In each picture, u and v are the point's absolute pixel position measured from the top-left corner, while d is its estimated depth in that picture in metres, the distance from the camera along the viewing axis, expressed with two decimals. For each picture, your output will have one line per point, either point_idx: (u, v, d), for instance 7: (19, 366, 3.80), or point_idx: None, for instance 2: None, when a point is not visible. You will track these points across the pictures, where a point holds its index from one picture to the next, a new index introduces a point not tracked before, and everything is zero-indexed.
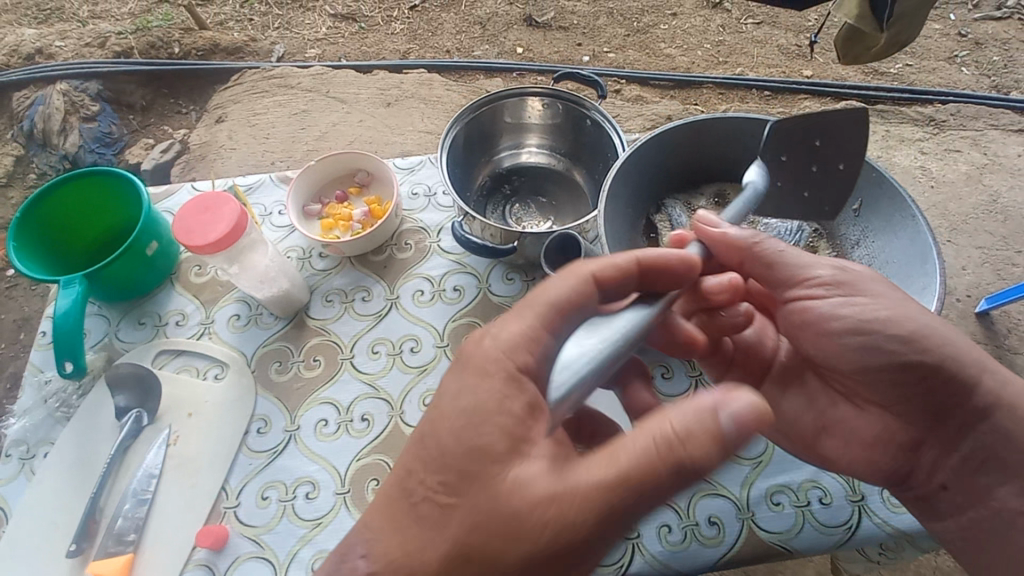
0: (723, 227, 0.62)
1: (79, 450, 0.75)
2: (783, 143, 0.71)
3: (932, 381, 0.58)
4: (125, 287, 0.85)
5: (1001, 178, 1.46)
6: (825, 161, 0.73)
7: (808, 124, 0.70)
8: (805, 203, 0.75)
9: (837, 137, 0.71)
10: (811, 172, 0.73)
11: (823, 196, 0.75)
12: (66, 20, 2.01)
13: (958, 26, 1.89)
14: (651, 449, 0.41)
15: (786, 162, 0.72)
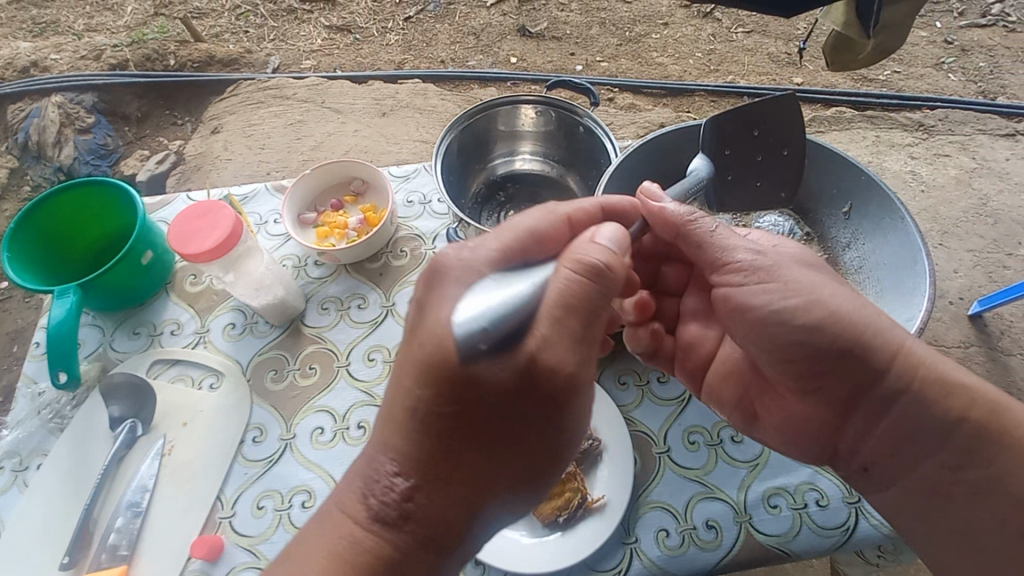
0: (665, 201, 0.63)
1: (72, 461, 0.74)
2: (726, 137, 0.76)
3: (844, 361, 0.56)
4: (120, 297, 0.85)
5: (990, 182, 1.48)
6: (767, 151, 0.78)
7: (747, 116, 0.76)
8: (757, 190, 0.79)
9: (772, 125, 0.76)
10: (756, 161, 0.78)
11: (774, 183, 0.79)
12: (62, 33, 2.02)
13: (944, 33, 1.92)
14: (570, 292, 0.45)
15: (731, 154, 0.77)
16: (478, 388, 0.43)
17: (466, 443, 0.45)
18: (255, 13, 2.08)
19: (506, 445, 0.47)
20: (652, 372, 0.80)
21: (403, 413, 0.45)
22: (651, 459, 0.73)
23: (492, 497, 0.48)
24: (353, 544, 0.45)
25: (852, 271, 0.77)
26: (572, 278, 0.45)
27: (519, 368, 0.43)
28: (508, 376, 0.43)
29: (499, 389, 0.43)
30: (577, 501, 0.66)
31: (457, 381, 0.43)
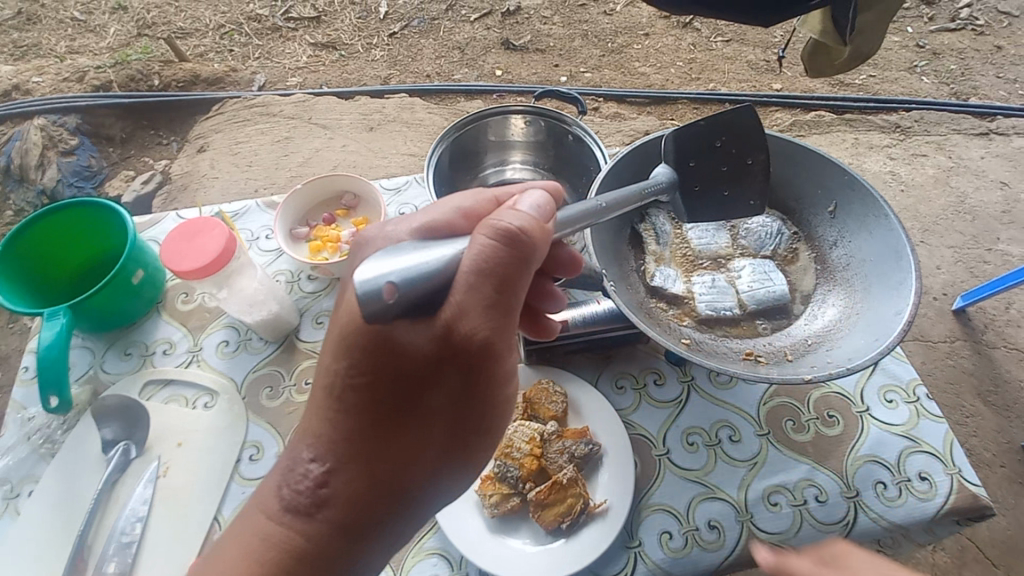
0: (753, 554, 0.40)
1: (65, 486, 0.72)
2: (689, 151, 0.76)
3: None
4: (111, 318, 0.84)
5: (967, 180, 1.53)
6: (732, 160, 0.76)
7: (708, 127, 0.74)
8: (727, 198, 0.78)
9: (737, 136, 0.75)
10: (721, 172, 0.77)
11: (743, 191, 0.78)
12: (43, 55, 2.00)
13: (916, 38, 1.98)
14: (470, 263, 0.41)
15: (696, 167, 0.76)
16: (394, 355, 0.43)
17: (386, 415, 0.45)
18: (239, 32, 2.08)
19: (426, 419, 0.46)
20: (649, 375, 0.80)
21: (322, 401, 0.47)
22: (652, 462, 0.73)
23: (419, 474, 0.46)
24: (265, 539, 0.46)
25: (840, 268, 0.78)
26: (489, 244, 0.41)
27: (432, 335, 0.42)
28: (423, 344, 0.42)
29: (414, 356, 0.43)
30: (580, 507, 0.66)
31: (374, 347, 0.43)
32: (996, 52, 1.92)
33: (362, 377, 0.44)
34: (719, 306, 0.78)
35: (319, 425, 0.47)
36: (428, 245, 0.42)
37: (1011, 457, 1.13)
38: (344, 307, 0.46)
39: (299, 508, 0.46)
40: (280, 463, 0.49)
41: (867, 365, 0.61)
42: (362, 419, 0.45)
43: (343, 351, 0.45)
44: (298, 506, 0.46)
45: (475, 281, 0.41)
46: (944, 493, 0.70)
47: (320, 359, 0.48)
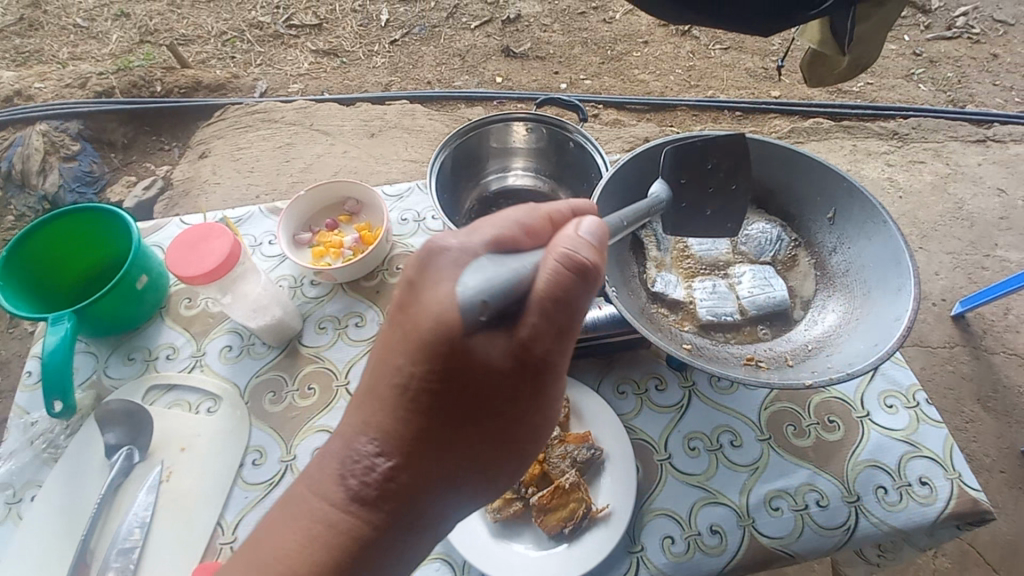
0: None
1: (68, 492, 0.72)
2: (682, 166, 0.77)
3: None
4: (114, 323, 0.84)
5: (964, 186, 1.54)
6: (719, 183, 0.79)
7: (702, 148, 0.77)
8: (711, 218, 0.80)
9: (725, 156, 0.78)
10: (709, 190, 0.79)
11: (726, 213, 0.80)
12: (45, 61, 2.02)
13: (912, 46, 2.00)
14: (553, 289, 0.41)
15: (686, 183, 0.78)
16: (467, 366, 0.42)
17: (447, 420, 0.44)
18: (241, 39, 2.10)
19: (481, 426, 0.46)
20: (651, 380, 0.81)
21: (387, 395, 0.44)
22: (653, 467, 0.73)
23: (463, 476, 0.47)
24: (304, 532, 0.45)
25: (840, 274, 0.78)
26: (568, 271, 0.42)
27: (505, 349, 0.43)
28: (496, 358, 0.43)
29: (486, 369, 0.42)
30: (582, 511, 0.66)
31: (446, 355, 0.41)
32: (991, 61, 1.94)
33: (429, 381, 0.42)
34: (719, 311, 0.78)
35: (384, 416, 0.44)
36: (502, 263, 0.43)
37: (1011, 462, 1.13)
38: (413, 305, 0.43)
39: (366, 498, 0.44)
40: (338, 447, 0.46)
41: (866, 371, 0.61)
42: (423, 421, 0.44)
43: (418, 350, 0.42)
44: (362, 496, 0.44)
45: (552, 303, 0.41)
46: (944, 498, 0.70)
47: (380, 356, 0.45)
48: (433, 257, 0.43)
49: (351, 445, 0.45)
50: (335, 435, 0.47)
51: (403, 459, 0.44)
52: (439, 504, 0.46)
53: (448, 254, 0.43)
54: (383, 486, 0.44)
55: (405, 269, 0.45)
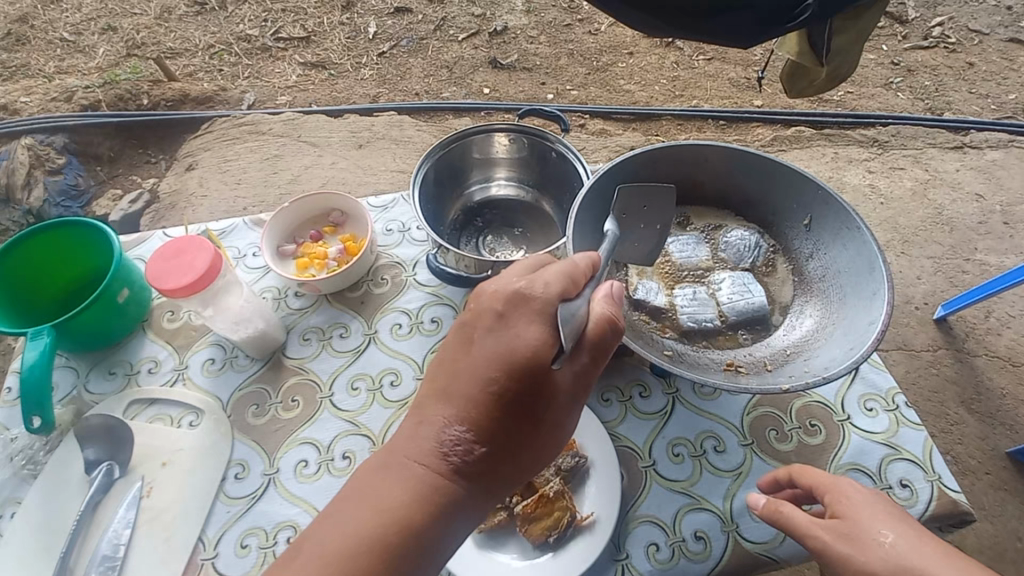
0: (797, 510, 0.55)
1: (45, 509, 0.71)
2: (627, 202, 0.77)
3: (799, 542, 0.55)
4: (95, 337, 0.83)
5: (944, 192, 1.57)
6: (650, 222, 0.78)
7: (644, 190, 0.77)
8: (636, 250, 0.78)
9: (657, 202, 0.78)
10: (638, 227, 0.78)
11: (647, 249, 0.79)
12: (31, 75, 2.01)
13: (891, 55, 2.05)
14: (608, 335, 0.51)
15: (624, 218, 0.77)
16: (547, 387, 0.48)
17: (522, 430, 0.48)
18: (229, 52, 2.11)
19: (546, 438, 0.50)
20: (634, 388, 0.81)
21: (478, 398, 0.47)
22: (638, 473, 0.73)
23: (522, 480, 0.51)
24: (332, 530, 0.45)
25: (817, 280, 0.79)
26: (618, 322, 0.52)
27: (574, 373, 0.50)
28: (568, 381, 0.50)
29: (559, 390, 0.49)
30: (567, 520, 0.66)
31: (533, 377, 0.47)
32: (967, 69, 1.99)
33: (515, 395, 0.47)
34: (700, 318, 0.79)
35: (478, 412, 0.47)
36: (572, 307, 0.50)
37: (996, 464, 1.14)
38: (505, 334, 0.48)
39: (465, 469, 0.47)
40: (424, 434, 0.48)
41: (842, 374, 0.62)
42: (503, 428, 0.48)
43: (513, 363, 0.47)
44: (461, 466, 0.47)
45: (601, 337, 0.51)
46: (925, 500, 0.71)
47: (475, 364, 0.48)
48: (517, 295, 0.49)
49: (439, 429, 0.48)
50: (417, 421, 0.49)
51: (494, 448, 0.48)
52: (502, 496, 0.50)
53: (534, 295, 0.49)
54: (474, 465, 0.47)
55: (485, 304, 0.50)
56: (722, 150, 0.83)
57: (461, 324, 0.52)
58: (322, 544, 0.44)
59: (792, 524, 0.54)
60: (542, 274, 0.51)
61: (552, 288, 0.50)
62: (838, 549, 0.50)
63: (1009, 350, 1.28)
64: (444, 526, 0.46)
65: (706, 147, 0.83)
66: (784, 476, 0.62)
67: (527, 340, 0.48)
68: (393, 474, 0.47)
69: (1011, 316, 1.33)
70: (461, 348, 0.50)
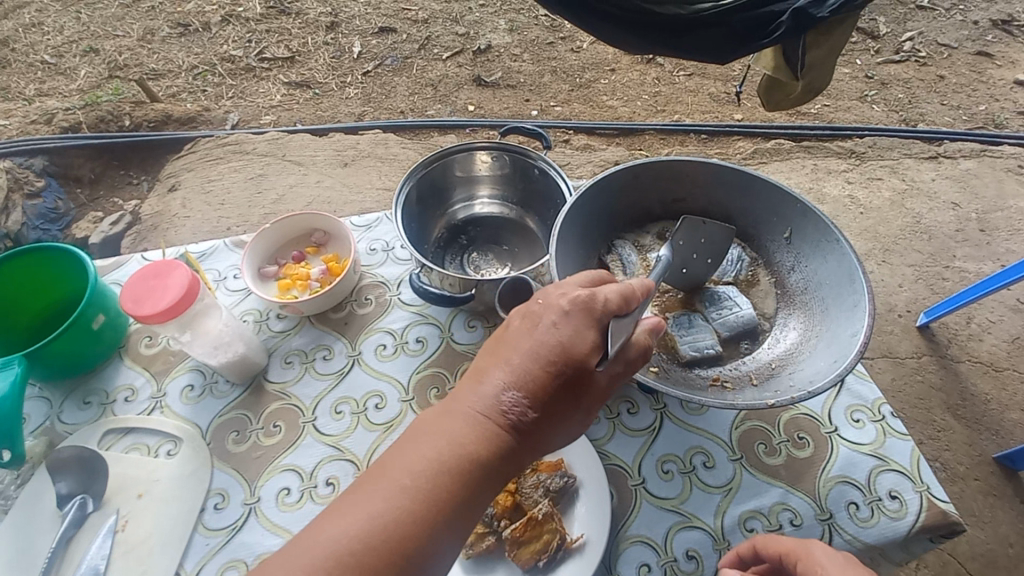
0: None
1: (14, 548, 0.68)
2: (690, 238, 0.78)
3: None
4: (69, 366, 0.81)
5: (921, 202, 1.60)
6: (701, 254, 0.81)
7: (703, 230, 0.78)
8: (683, 276, 0.82)
9: (709, 244, 0.80)
10: (693, 256, 0.80)
11: (695, 271, 0.82)
12: (10, 97, 1.98)
13: (864, 69, 2.10)
14: (645, 352, 0.53)
15: (682, 247, 0.78)
16: (585, 382, 0.48)
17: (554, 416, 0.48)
18: (213, 72, 2.10)
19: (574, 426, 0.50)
20: (622, 404, 0.80)
21: (533, 377, 0.47)
22: (627, 492, 0.73)
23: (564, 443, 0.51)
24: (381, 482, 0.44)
25: (799, 292, 0.80)
26: (649, 341, 0.53)
27: (611, 376, 0.51)
28: (605, 383, 0.50)
29: (596, 387, 0.49)
30: (557, 542, 0.65)
31: (583, 368, 0.48)
32: (938, 82, 2.05)
33: (567, 378, 0.48)
34: (701, 345, 0.77)
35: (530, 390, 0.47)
36: (624, 322, 0.50)
37: (985, 469, 1.15)
38: (568, 330, 0.48)
39: (513, 433, 0.47)
40: (472, 400, 0.48)
41: (828, 388, 0.62)
42: (545, 409, 0.48)
43: (569, 356, 0.47)
44: (516, 425, 0.47)
45: (640, 354, 0.53)
46: (915, 511, 0.71)
47: (532, 350, 0.48)
48: (583, 299, 0.49)
49: (495, 390, 0.48)
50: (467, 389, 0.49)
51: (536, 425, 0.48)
52: (539, 458, 0.50)
53: (597, 306, 0.49)
54: (528, 427, 0.47)
55: (553, 300, 0.50)
56: (702, 164, 0.83)
57: (528, 308, 0.51)
58: (368, 494, 0.44)
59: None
60: (603, 289, 0.50)
61: (610, 305, 0.50)
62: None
63: (991, 355, 1.30)
64: (489, 477, 0.46)
65: (684, 163, 0.84)
66: (748, 550, 0.57)
67: (584, 338, 0.48)
68: (445, 425, 0.47)
69: (991, 321, 1.36)
70: (525, 329, 0.50)
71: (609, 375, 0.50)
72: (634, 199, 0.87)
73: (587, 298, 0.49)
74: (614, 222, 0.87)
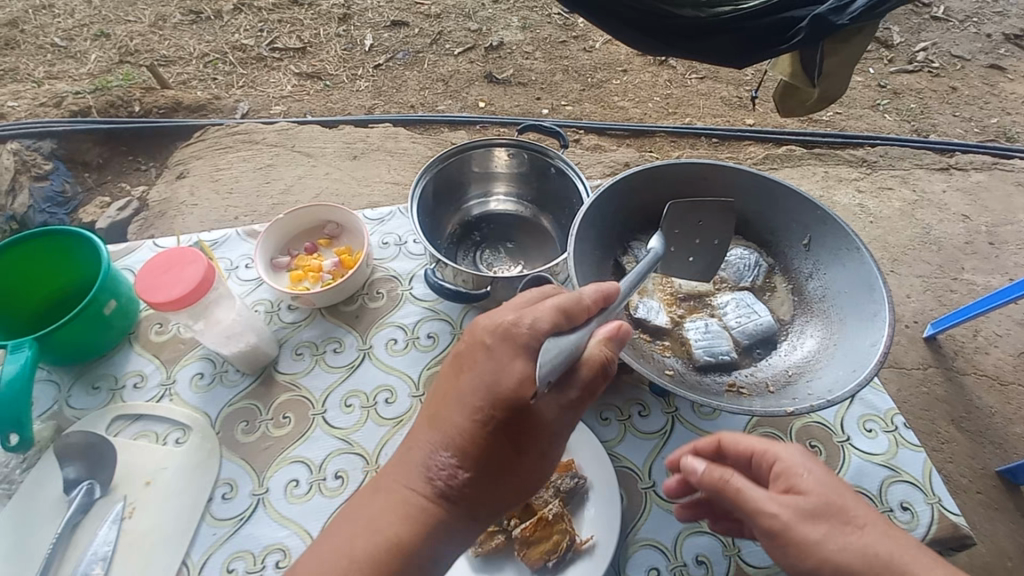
0: (746, 484, 0.44)
1: (20, 531, 0.68)
2: (678, 221, 0.78)
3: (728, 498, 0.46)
4: (79, 350, 0.81)
5: (931, 213, 1.59)
6: (706, 237, 0.81)
7: (690, 209, 0.78)
8: (690, 265, 0.82)
9: (710, 222, 0.80)
10: (694, 242, 0.81)
11: (706, 255, 0.82)
12: (20, 80, 1.97)
13: (877, 78, 2.09)
14: (595, 369, 0.49)
15: (679, 235, 0.79)
16: (525, 420, 0.47)
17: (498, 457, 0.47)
18: (223, 61, 2.10)
19: (529, 464, 0.49)
20: (633, 407, 0.80)
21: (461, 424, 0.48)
22: (637, 495, 0.72)
23: (508, 501, 0.50)
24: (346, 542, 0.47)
25: (816, 300, 0.79)
26: (604, 352, 0.50)
27: (559, 406, 0.48)
28: (552, 415, 0.48)
29: (542, 423, 0.47)
30: (566, 543, 0.64)
31: (517, 405, 0.46)
32: (951, 93, 2.04)
33: (501, 421, 0.47)
34: (716, 351, 0.76)
35: (464, 436, 0.47)
36: (559, 340, 0.48)
37: (986, 482, 1.14)
38: (494, 369, 0.47)
39: (455, 481, 0.48)
40: (416, 455, 0.49)
41: (846, 398, 0.62)
42: (486, 452, 0.47)
43: (495, 395, 0.46)
44: (453, 476, 0.48)
45: (595, 375, 0.49)
46: (925, 523, 0.71)
47: (457, 400, 0.48)
48: (505, 329, 0.48)
49: (431, 446, 0.49)
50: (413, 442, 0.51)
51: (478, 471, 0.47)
52: (500, 501, 0.49)
53: (519, 331, 0.48)
54: (467, 476, 0.48)
55: (478, 336, 0.49)
56: (720, 169, 0.83)
57: (456, 353, 0.51)
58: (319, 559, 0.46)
59: (744, 499, 0.44)
60: (531, 310, 0.49)
61: (538, 325, 0.48)
62: (804, 530, 0.42)
63: (997, 368, 1.29)
64: (427, 551, 0.47)
65: (702, 166, 0.83)
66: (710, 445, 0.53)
67: (510, 371, 0.47)
68: (389, 488, 0.49)
69: (998, 334, 1.35)
70: (452, 376, 0.50)
71: (556, 404, 0.48)
72: (654, 198, 0.86)
73: (511, 324, 0.48)
74: (631, 223, 0.87)
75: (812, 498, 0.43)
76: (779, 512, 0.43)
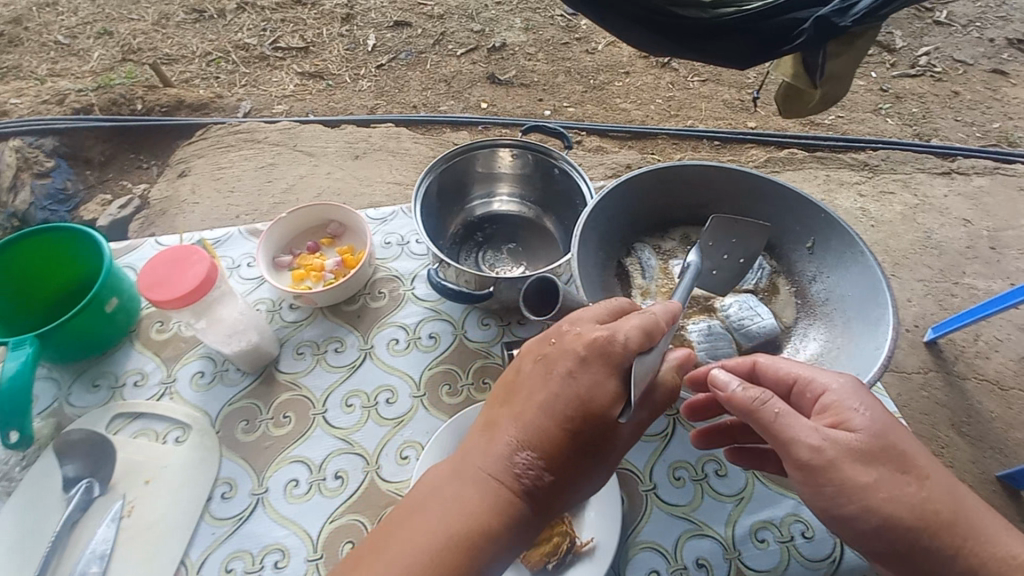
0: (796, 419, 0.50)
1: (20, 528, 0.68)
2: (718, 233, 0.77)
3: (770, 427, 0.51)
4: (80, 347, 0.81)
5: (932, 217, 1.59)
6: (733, 253, 0.79)
7: (733, 223, 0.77)
8: (715, 279, 0.80)
9: (743, 235, 0.78)
10: (724, 257, 0.79)
11: (728, 271, 0.80)
12: (23, 77, 1.98)
13: (880, 82, 2.09)
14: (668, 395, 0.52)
15: (711, 247, 0.78)
16: (608, 436, 0.48)
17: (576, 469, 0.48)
18: (226, 60, 2.10)
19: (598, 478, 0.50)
20: None
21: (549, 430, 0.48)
22: (638, 497, 0.72)
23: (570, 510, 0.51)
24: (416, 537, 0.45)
25: (820, 303, 0.79)
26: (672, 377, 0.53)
27: (636, 425, 0.50)
28: (629, 433, 0.50)
29: (621, 439, 0.49)
30: (566, 545, 0.65)
31: (605, 421, 0.48)
32: (953, 97, 2.04)
33: (588, 434, 0.48)
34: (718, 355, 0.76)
35: (549, 443, 0.47)
36: (646, 359, 0.50)
37: (987, 488, 1.14)
38: (587, 381, 0.48)
39: (533, 490, 0.47)
40: (491, 453, 0.48)
41: None
42: (567, 461, 0.48)
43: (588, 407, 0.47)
44: (533, 483, 0.47)
45: (667, 395, 0.52)
46: None
47: (545, 406, 0.48)
48: (600, 343, 0.49)
49: (511, 446, 0.48)
50: (485, 433, 0.50)
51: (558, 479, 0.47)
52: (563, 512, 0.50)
53: (615, 348, 0.49)
54: (546, 486, 0.47)
55: (569, 346, 0.50)
56: (726, 171, 0.82)
57: (541, 355, 0.52)
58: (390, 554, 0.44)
59: (786, 428, 0.50)
60: (622, 326, 0.50)
61: (631, 344, 0.49)
62: (858, 470, 0.48)
63: (998, 374, 1.29)
64: (501, 550, 0.46)
65: (707, 169, 0.83)
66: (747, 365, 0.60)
67: (604, 388, 0.48)
68: (463, 484, 0.48)
69: (999, 339, 1.35)
70: (538, 378, 0.50)
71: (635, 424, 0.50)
72: (660, 202, 0.87)
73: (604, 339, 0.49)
74: (634, 225, 0.87)
75: (860, 433, 0.49)
76: (821, 447, 0.49)
